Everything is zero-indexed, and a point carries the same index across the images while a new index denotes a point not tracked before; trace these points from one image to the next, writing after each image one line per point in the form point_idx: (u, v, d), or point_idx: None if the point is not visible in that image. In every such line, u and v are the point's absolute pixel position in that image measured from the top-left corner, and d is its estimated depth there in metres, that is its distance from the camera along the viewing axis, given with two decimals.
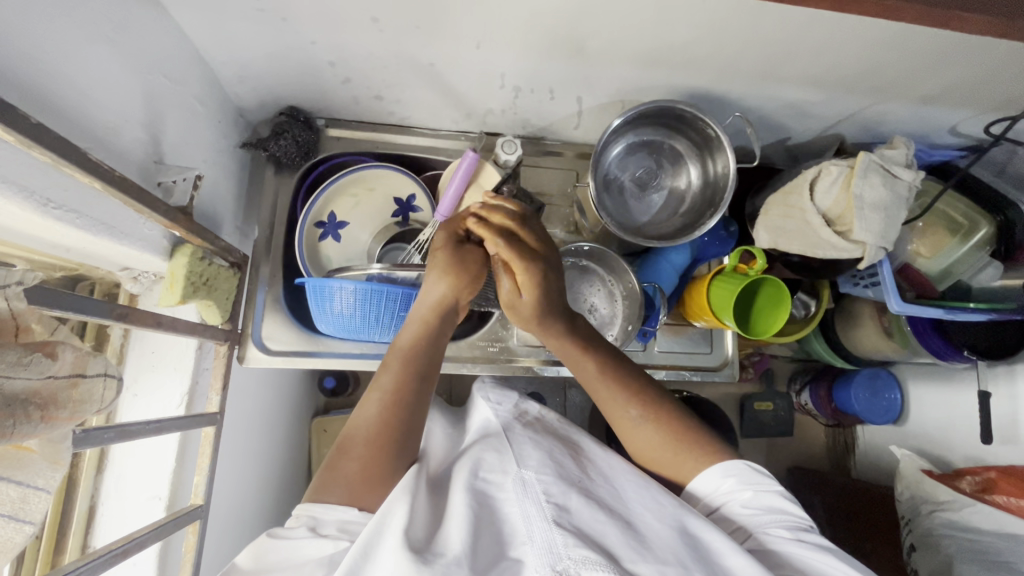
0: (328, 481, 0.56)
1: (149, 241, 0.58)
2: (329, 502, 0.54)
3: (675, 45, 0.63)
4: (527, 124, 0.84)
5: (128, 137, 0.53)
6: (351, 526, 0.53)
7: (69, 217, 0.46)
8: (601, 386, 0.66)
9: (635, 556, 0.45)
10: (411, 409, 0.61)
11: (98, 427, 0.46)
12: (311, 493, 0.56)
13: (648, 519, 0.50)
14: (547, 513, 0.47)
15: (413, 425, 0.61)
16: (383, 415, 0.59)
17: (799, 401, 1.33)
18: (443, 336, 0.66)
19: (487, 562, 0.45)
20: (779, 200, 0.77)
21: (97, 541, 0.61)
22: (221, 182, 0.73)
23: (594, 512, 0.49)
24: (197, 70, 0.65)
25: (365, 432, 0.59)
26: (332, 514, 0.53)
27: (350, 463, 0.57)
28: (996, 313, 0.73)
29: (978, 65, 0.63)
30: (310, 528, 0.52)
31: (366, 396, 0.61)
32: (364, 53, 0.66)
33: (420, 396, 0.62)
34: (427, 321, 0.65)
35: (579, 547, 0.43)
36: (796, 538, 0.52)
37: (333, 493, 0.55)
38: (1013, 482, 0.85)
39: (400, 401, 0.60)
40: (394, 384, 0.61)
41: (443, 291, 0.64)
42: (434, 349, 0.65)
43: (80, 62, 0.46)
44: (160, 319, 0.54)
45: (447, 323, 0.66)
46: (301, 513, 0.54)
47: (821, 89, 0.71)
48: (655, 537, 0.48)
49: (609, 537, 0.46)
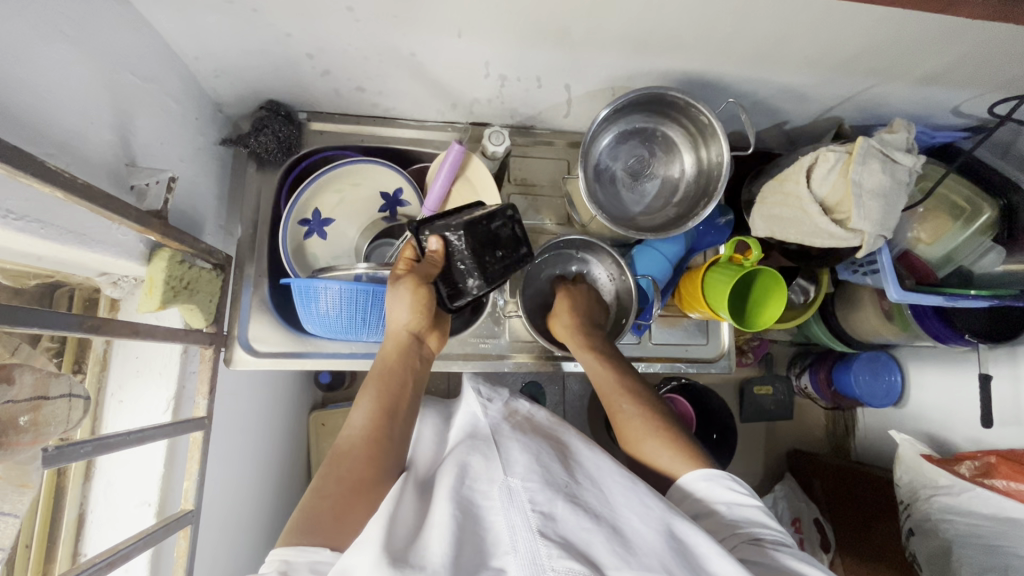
0: (302, 525, 0.51)
1: (124, 246, 0.56)
2: (302, 545, 0.49)
3: (665, 30, 0.60)
4: (516, 113, 0.81)
5: (95, 140, 0.51)
6: (322, 566, 0.47)
7: (32, 226, 0.44)
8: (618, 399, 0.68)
9: (619, 562, 0.44)
10: (385, 441, 0.60)
11: (74, 442, 0.45)
12: (286, 537, 0.51)
13: (634, 523, 0.50)
14: (533, 523, 0.46)
15: (392, 456, 0.60)
16: (359, 450, 0.58)
17: (799, 385, 1.32)
18: (412, 369, 0.66)
19: (466, 566, 0.44)
20: (775, 188, 0.74)
21: (87, 549, 0.61)
22: (202, 181, 0.71)
23: (580, 519, 0.48)
24: (169, 66, 0.62)
25: (341, 468, 0.57)
26: (305, 556, 0.48)
27: (324, 501, 0.54)
28: (998, 299, 0.71)
29: (983, 45, 0.61)
30: (281, 573, 0.45)
31: (342, 435, 0.61)
32: (342, 45, 0.64)
33: (395, 428, 0.61)
34: (392, 358, 0.65)
35: (563, 558, 0.43)
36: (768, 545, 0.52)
37: (309, 536, 0.50)
38: (1013, 466, 0.82)
39: (376, 434, 0.59)
40: (368, 419, 0.60)
41: (402, 319, 0.64)
42: (404, 382, 0.64)
43: (36, 63, 0.44)
44: (138, 327, 0.53)
45: (415, 358, 0.66)
46: (275, 558, 0.47)
47: (818, 72, 0.68)
48: (641, 543, 0.47)
49: (593, 545, 0.46)
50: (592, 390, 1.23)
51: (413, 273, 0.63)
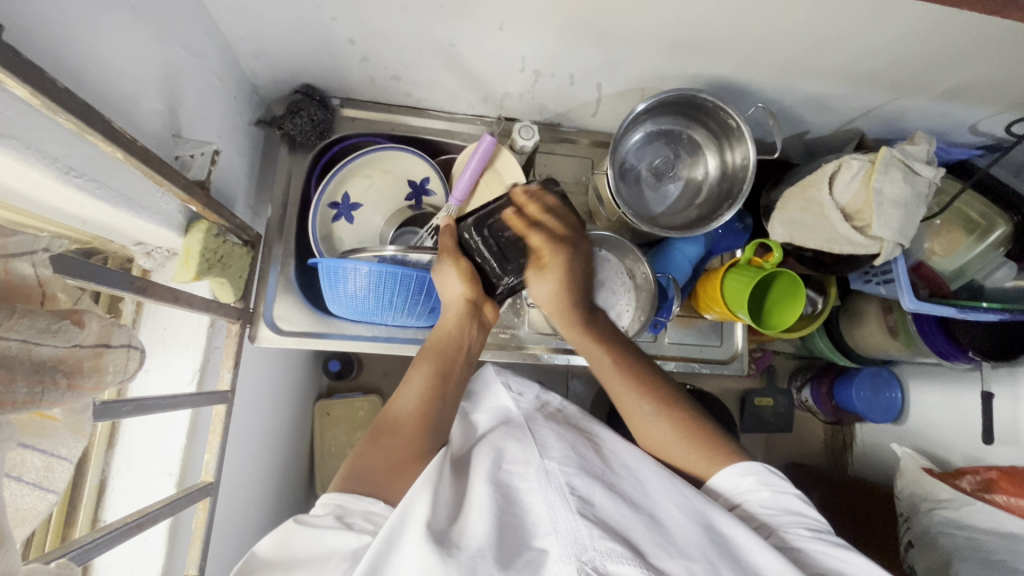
0: (357, 474, 0.56)
1: (165, 215, 0.57)
2: (355, 493, 0.53)
3: (702, 31, 0.62)
4: (544, 110, 0.83)
5: (147, 108, 0.52)
6: (375, 517, 0.52)
7: (90, 186, 0.45)
8: (618, 386, 0.69)
9: (661, 552, 0.46)
10: (440, 403, 0.64)
11: (116, 400, 0.46)
12: (337, 484, 0.55)
13: (672, 511, 0.51)
14: (572, 504, 0.48)
15: (442, 419, 0.64)
16: (415, 410, 0.62)
17: (800, 398, 1.33)
18: (471, 335, 0.68)
19: (510, 547, 0.45)
20: (797, 194, 0.76)
21: (107, 515, 0.61)
22: (236, 158, 0.73)
23: (618, 506, 0.50)
24: (215, 43, 0.63)
25: (399, 422, 0.61)
26: (358, 505, 0.52)
27: (380, 455, 0.58)
28: (1008, 313, 0.73)
29: (1006, 63, 0.63)
30: (336, 516, 0.50)
31: (399, 392, 0.65)
32: (385, 32, 0.65)
33: (449, 389, 0.65)
34: (451, 323, 0.67)
35: (603, 539, 0.44)
36: (815, 536, 0.53)
37: (360, 487, 0.54)
38: (1014, 483, 0.83)
39: (432, 396, 0.63)
40: (424, 380, 0.64)
41: (456, 289, 0.66)
42: (461, 348, 0.67)
43: (102, 28, 0.45)
44: (176, 295, 0.54)
45: (474, 324, 0.68)
46: (328, 502, 0.52)
47: (844, 82, 0.70)
48: (680, 531, 0.49)
49: (633, 531, 0.47)
50: (598, 390, 1.23)
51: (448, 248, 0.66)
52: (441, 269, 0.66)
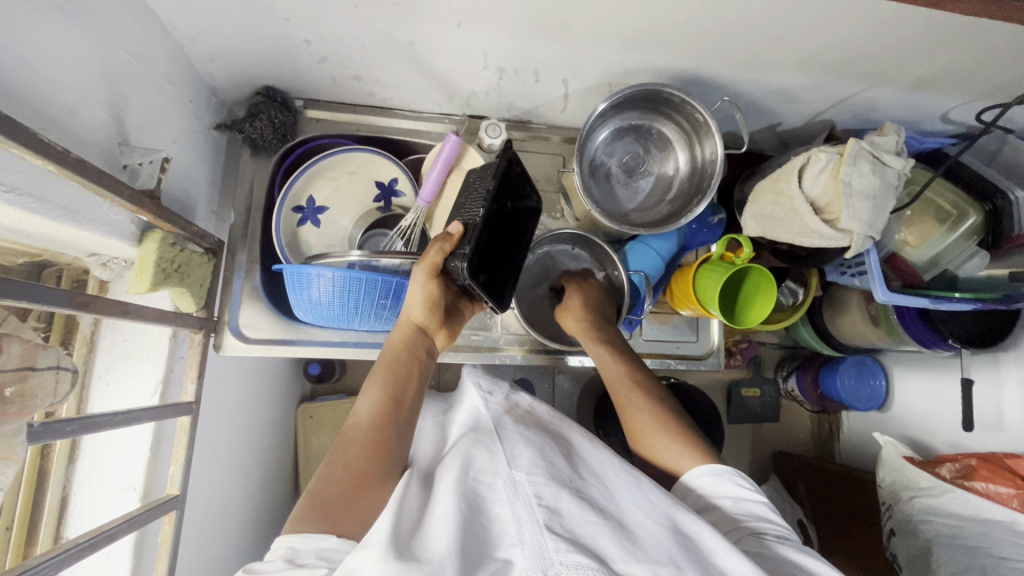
0: (309, 510, 0.54)
1: (115, 226, 0.56)
2: (308, 530, 0.51)
3: (661, 26, 0.61)
4: (513, 107, 0.82)
5: (88, 117, 0.51)
6: (328, 553, 0.49)
7: (24, 200, 0.44)
8: (626, 393, 0.70)
9: (627, 557, 0.45)
10: (394, 428, 0.61)
11: (61, 419, 0.44)
12: (292, 523, 0.53)
13: (637, 515, 0.51)
14: (539, 516, 0.47)
15: (398, 446, 0.61)
16: (365, 435, 0.60)
17: (785, 387, 1.34)
18: (419, 361, 0.66)
19: (472, 560, 0.44)
20: (767, 187, 0.76)
21: (69, 532, 0.60)
22: (195, 165, 0.71)
23: (585, 514, 0.49)
24: (165, 48, 0.62)
25: (348, 452, 0.58)
26: (311, 544, 0.50)
27: (330, 487, 0.55)
28: (980, 303, 0.73)
29: (971, 52, 0.62)
30: (287, 560, 0.48)
31: (347, 423, 0.62)
32: (340, 32, 0.64)
33: (402, 415, 0.62)
34: (399, 347, 0.66)
35: (570, 553, 0.43)
36: (782, 540, 0.53)
37: (312, 523, 0.52)
38: (993, 469, 0.83)
39: (384, 421, 0.61)
40: (373, 409, 0.62)
41: (414, 312, 0.66)
42: (412, 372, 0.65)
43: (32, 36, 0.43)
44: (126, 308, 0.52)
45: (422, 351, 0.67)
46: (281, 546, 0.50)
47: (811, 74, 0.69)
48: (646, 536, 0.48)
49: (600, 540, 0.46)
50: (583, 386, 1.23)
51: (428, 259, 0.64)
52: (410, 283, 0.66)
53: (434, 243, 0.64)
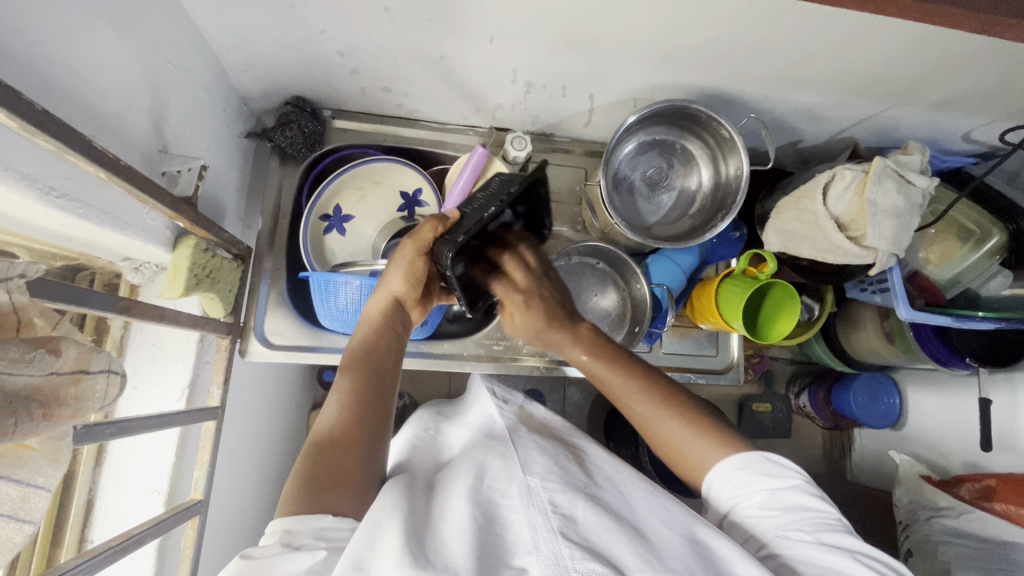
0: (300, 494, 0.51)
1: (152, 232, 0.57)
2: (303, 512, 0.50)
3: (690, 45, 0.62)
4: (537, 120, 0.83)
5: (132, 125, 0.52)
6: (327, 532, 0.49)
7: (72, 206, 0.45)
8: (615, 383, 0.67)
9: (643, 564, 0.44)
10: (374, 402, 0.60)
11: (99, 422, 0.45)
12: (284, 505, 0.51)
13: (654, 526, 0.50)
14: (553, 523, 0.47)
15: (377, 420, 0.59)
16: (345, 413, 0.58)
17: (797, 403, 1.32)
18: (396, 333, 0.65)
19: (488, 566, 0.44)
20: (791, 203, 0.76)
21: (94, 536, 0.60)
22: (226, 171, 0.72)
23: (600, 519, 0.49)
24: (204, 59, 0.63)
25: (328, 432, 0.56)
26: (307, 525, 0.49)
27: (318, 469, 0.53)
28: (1005, 322, 0.70)
29: (997, 74, 0.63)
30: (284, 544, 0.47)
31: (325, 403, 0.59)
32: (374, 45, 0.65)
33: (380, 388, 0.61)
34: (375, 322, 0.64)
35: (585, 560, 0.43)
36: (818, 541, 0.51)
37: (306, 504, 0.50)
38: (1012, 490, 0.82)
39: (361, 397, 0.59)
40: (352, 385, 0.59)
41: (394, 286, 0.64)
42: (389, 346, 0.64)
43: (87, 47, 0.44)
44: (162, 313, 0.53)
45: (398, 324, 0.66)
46: (277, 528, 0.48)
47: (836, 93, 0.70)
48: (663, 545, 0.47)
49: (614, 547, 0.46)
50: (595, 399, 1.23)
51: (416, 238, 0.62)
52: (392, 258, 0.64)
53: (428, 221, 0.63)
